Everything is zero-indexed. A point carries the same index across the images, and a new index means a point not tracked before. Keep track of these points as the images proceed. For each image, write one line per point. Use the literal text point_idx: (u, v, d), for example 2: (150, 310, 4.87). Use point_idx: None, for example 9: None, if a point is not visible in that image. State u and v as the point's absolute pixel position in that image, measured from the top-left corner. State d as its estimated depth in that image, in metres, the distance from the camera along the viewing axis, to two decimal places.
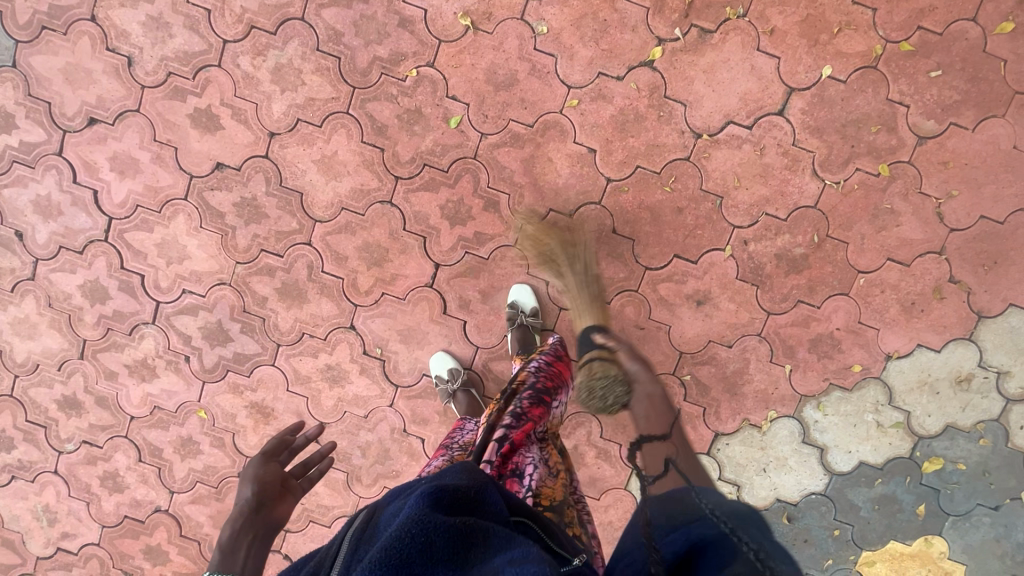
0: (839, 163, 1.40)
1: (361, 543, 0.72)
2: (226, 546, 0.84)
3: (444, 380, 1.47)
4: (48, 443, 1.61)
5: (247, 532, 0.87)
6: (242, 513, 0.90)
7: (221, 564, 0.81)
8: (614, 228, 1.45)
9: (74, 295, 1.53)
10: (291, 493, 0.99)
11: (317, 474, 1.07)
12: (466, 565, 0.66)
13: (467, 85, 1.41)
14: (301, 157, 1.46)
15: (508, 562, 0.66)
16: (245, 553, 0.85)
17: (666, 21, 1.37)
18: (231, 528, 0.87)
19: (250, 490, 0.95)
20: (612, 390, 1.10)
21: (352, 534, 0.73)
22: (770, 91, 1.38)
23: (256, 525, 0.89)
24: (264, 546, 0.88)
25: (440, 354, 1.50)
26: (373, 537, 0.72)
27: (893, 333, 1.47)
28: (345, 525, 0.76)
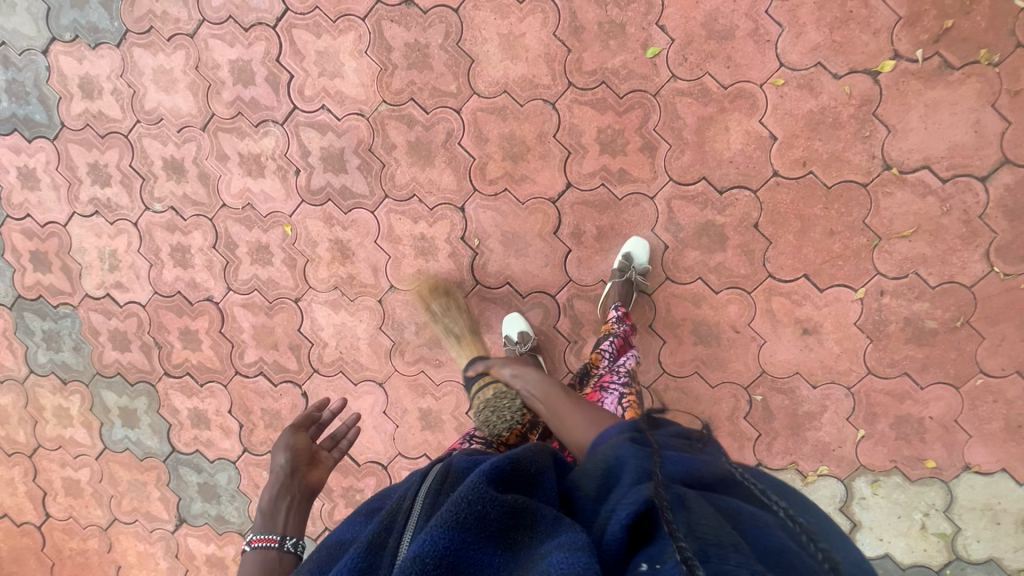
0: (1017, 256, 1.30)
1: (436, 510, 0.71)
2: (265, 509, 0.96)
3: (514, 342, 1.45)
4: (140, 195, 1.63)
5: (286, 495, 0.99)
6: (279, 477, 1.01)
7: (264, 522, 0.94)
8: (757, 223, 1.38)
9: (222, 68, 1.53)
10: (320, 464, 1.08)
11: (347, 445, 1.14)
12: (512, 547, 0.64)
13: (682, 20, 1.34)
14: (488, 25, 1.41)
15: (552, 546, 0.61)
16: (286, 509, 0.97)
17: (913, 38, 1.27)
18: (272, 490, 0.98)
19: (284, 458, 1.04)
20: (499, 409, 1.10)
21: (428, 494, 0.73)
22: (984, 153, 1.28)
23: (292, 488, 1.00)
24: (301, 509, 0.99)
25: (514, 315, 1.48)
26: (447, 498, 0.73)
27: (983, 446, 1.38)
28: (420, 477, 0.78)
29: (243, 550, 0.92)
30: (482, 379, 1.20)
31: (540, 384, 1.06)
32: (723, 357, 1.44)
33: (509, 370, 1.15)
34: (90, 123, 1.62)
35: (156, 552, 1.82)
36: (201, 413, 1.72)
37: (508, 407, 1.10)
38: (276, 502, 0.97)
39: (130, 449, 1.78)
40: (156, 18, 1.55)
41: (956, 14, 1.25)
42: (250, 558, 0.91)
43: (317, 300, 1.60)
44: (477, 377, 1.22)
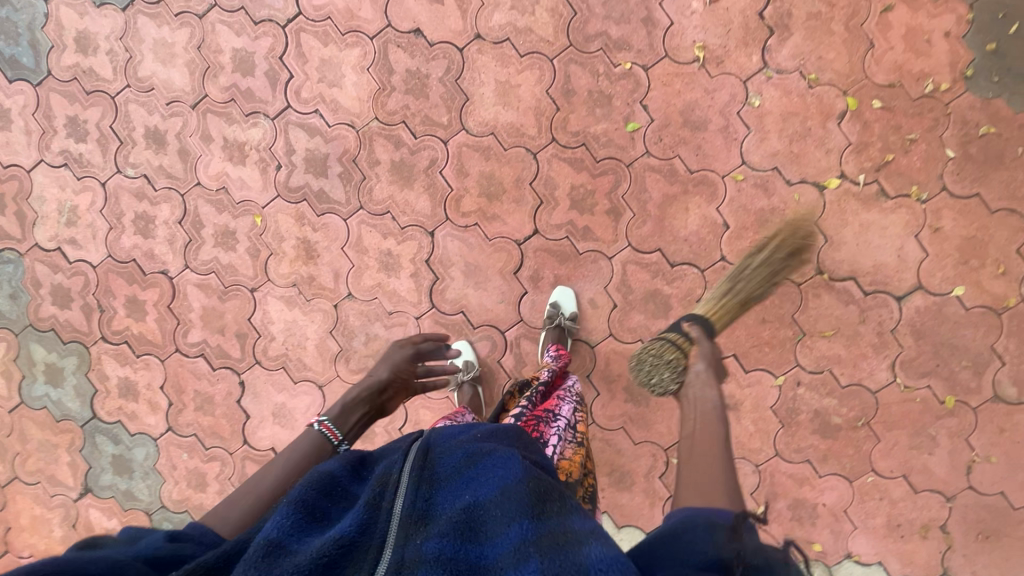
0: (917, 372, 1.45)
1: (426, 483, 0.77)
2: (347, 405, 1.08)
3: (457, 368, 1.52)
4: (114, 157, 1.62)
5: (362, 406, 1.11)
6: (368, 386, 1.15)
7: (337, 416, 1.05)
8: (700, 299, 1.48)
9: (224, 54, 1.55)
10: (407, 392, 1.24)
11: (431, 386, 1.33)
12: (540, 515, 0.70)
13: (663, 104, 1.45)
14: (488, 70, 1.49)
15: (581, 529, 0.69)
16: (356, 418, 1.08)
17: (858, 164, 1.41)
18: (348, 399, 1.10)
19: (386, 372, 1.21)
20: (660, 370, 1.13)
21: (415, 467, 0.79)
22: (902, 275, 1.43)
23: (371, 402, 1.13)
24: (367, 421, 1.12)
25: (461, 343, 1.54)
26: (441, 466, 0.80)
27: (865, 539, 1.50)
28: (405, 451, 0.83)
29: (309, 425, 1.01)
30: (677, 340, 1.12)
31: (708, 401, 0.97)
32: (650, 417, 1.53)
33: (702, 365, 1.05)
34: (78, 78, 1.61)
35: (52, 518, 1.75)
36: (130, 384, 1.69)
37: (670, 375, 1.09)
38: (353, 406, 1.09)
39: (47, 408, 1.72)
40: None
41: (897, 150, 1.40)
42: (312, 435, 0.98)
43: (274, 294, 1.61)
44: (680, 334, 1.13)
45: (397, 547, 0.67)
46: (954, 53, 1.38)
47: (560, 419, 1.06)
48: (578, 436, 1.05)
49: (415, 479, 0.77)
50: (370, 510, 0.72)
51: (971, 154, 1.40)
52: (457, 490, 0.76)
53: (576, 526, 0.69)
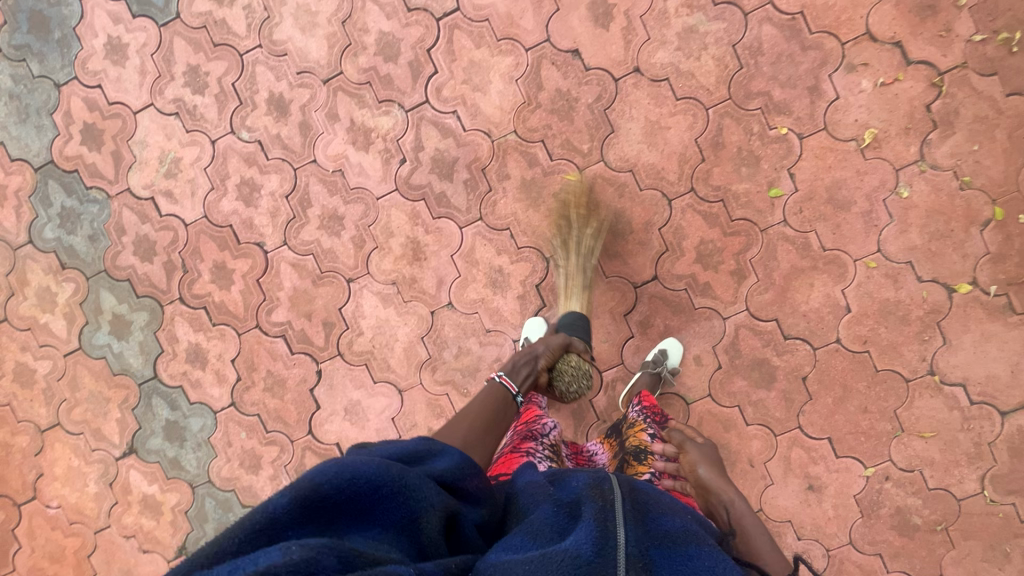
0: (1005, 488, 1.45)
1: (640, 525, 0.72)
2: (511, 369, 1.24)
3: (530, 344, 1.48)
4: (230, 117, 1.55)
5: (527, 364, 1.28)
6: (525, 354, 1.29)
7: (509, 370, 1.24)
8: (806, 377, 1.47)
9: (369, 34, 1.49)
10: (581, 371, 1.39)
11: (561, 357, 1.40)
12: None
13: (811, 177, 1.42)
14: (639, 107, 1.45)
15: None
16: (523, 376, 1.25)
17: (992, 274, 1.41)
18: (511, 364, 1.25)
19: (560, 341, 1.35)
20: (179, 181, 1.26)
21: (628, 504, 0.74)
22: (1011, 392, 1.43)
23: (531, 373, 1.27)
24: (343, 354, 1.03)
25: (534, 319, 1.50)
26: (650, 515, 0.76)
27: None
28: (606, 483, 0.78)
29: None
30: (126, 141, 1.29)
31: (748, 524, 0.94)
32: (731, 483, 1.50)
33: None
34: (208, 27, 1.54)
35: (89, 473, 1.68)
36: (200, 352, 1.62)
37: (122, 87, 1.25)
38: None
39: (106, 359, 1.65)
40: None
41: None
42: None
43: (370, 288, 1.56)
44: None
45: None
46: None
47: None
48: None
49: (634, 518, 0.72)
50: (601, 530, 0.67)
51: None
52: (679, 553, 0.69)
53: None
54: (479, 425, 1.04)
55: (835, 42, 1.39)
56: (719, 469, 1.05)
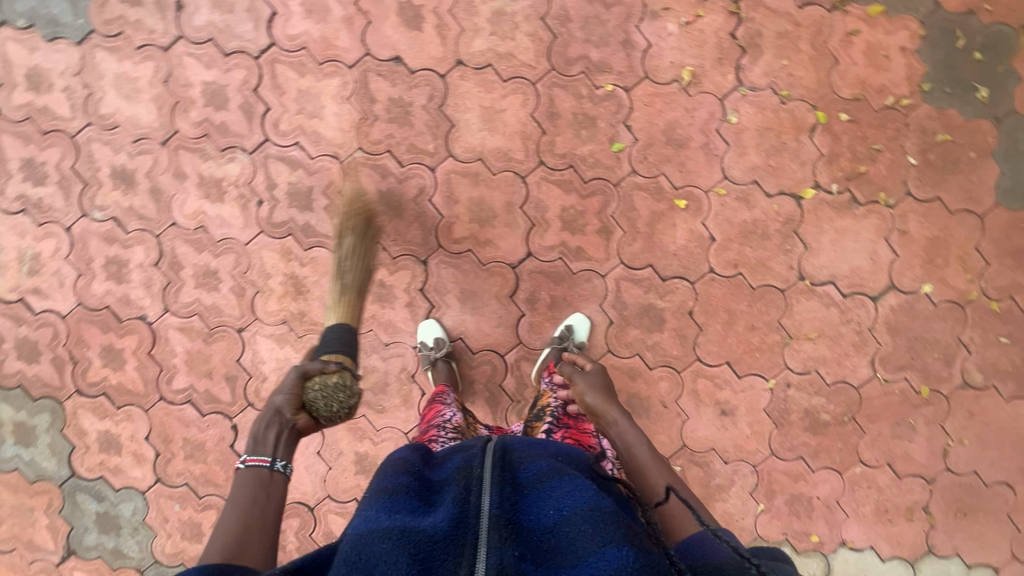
0: (894, 366, 1.54)
1: (509, 485, 0.79)
2: (256, 436, 0.96)
3: (428, 346, 1.50)
4: (79, 200, 1.54)
5: (271, 429, 0.98)
6: (269, 414, 1.01)
7: (253, 446, 0.95)
8: (692, 311, 1.53)
9: (194, 87, 1.50)
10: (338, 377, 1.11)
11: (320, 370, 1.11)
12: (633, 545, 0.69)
13: (646, 124, 1.49)
14: (471, 96, 1.49)
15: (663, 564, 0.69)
16: (273, 440, 0.97)
17: (830, 174, 1.49)
18: (260, 421, 0.99)
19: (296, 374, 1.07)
20: None
21: (498, 470, 0.81)
22: (876, 277, 1.52)
23: (283, 426, 1.00)
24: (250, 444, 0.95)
25: (428, 321, 1.53)
26: (521, 472, 0.83)
27: (857, 526, 1.59)
28: (482, 457, 0.85)
29: None
30: None
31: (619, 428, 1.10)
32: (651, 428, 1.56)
33: None
34: (33, 117, 1.52)
35: None
36: (112, 438, 1.60)
37: None
38: None
39: (18, 469, 1.61)
40: (129, 25, 1.50)
41: (865, 160, 1.49)
42: None
43: (263, 333, 1.56)
44: None
45: (490, 550, 0.67)
46: (908, 67, 1.48)
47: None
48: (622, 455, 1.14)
49: (501, 482, 0.79)
50: (461, 505, 0.74)
51: (931, 160, 1.49)
52: (543, 501, 0.77)
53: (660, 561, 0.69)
54: (236, 538, 0.81)
55: None
56: (607, 392, 1.19)
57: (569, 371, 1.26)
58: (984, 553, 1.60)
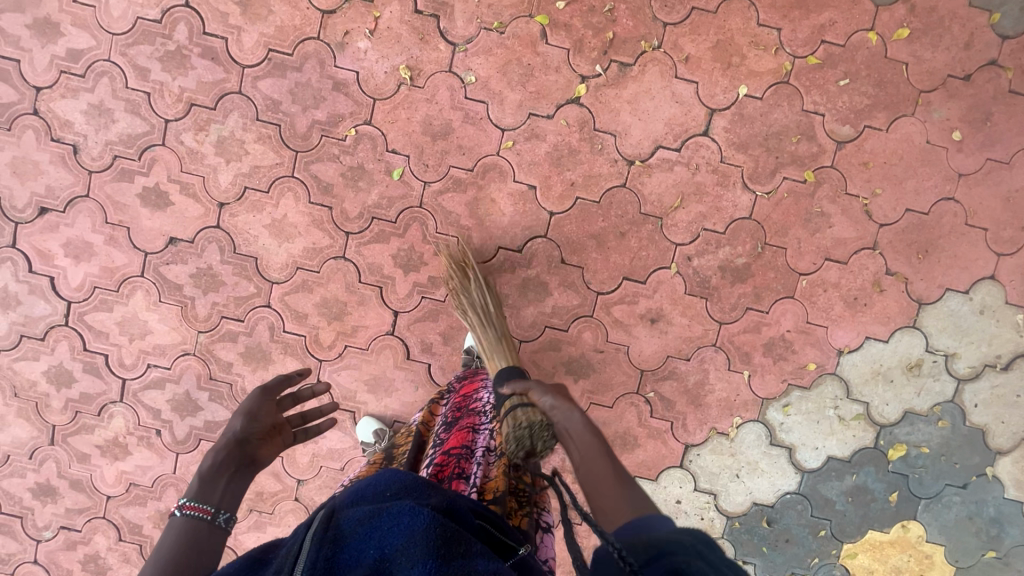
0: (767, 175, 1.46)
1: (329, 542, 0.67)
2: (206, 475, 0.91)
3: (371, 444, 1.49)
4: (26, 533, 1.59)
5: (229, 467, 0.95)
6: (229, 443, 0.99)
7: (200, 490, 0.89)
8: (563, 258, 1.49)
9: (40, 382, 1.53)
10: (279, 437, 1.08)
11: (315, 430, 1.15)
12: (444, 557, 0.66)
13: (405, 138, 1.46)
14: (252, 224, 1.48)
15: (485, 565, 0.68)
16: (225, 483, 0.92)
17: (587, 59, 1.43)
18: (215, 456, 0.95)
19: (240, 422, 1.04)
20: None
21: (317, 530, 0.68)
22: (693, 114, 1.45)
23: (237, 461, 0.97)
24: (239, 481, 0.95)
25: (364, 419, 1.52)
26: (343, 518, 0.72)
27: (842, 329, 1.52)
28: (304, 526, 0.71)
29: None
30: None
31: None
32: (605, 377, 1.53)
33: None
34: None
35: None
36: None
37: None
38: None
39: None
40: None
41: (608, 26, 1.43)
42: None
43: (241, 531, 1.58)
44: None
45: None
46: None
47: (475, 445, 1.03)
48: (500, 453, 1.04)
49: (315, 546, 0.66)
50: None
51: None
52: (365, 541, 0.68)
53: (480, 564, 0.68)
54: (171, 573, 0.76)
55: (313, 41, 1.42)
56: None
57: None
58: (968, 271, 1.51)
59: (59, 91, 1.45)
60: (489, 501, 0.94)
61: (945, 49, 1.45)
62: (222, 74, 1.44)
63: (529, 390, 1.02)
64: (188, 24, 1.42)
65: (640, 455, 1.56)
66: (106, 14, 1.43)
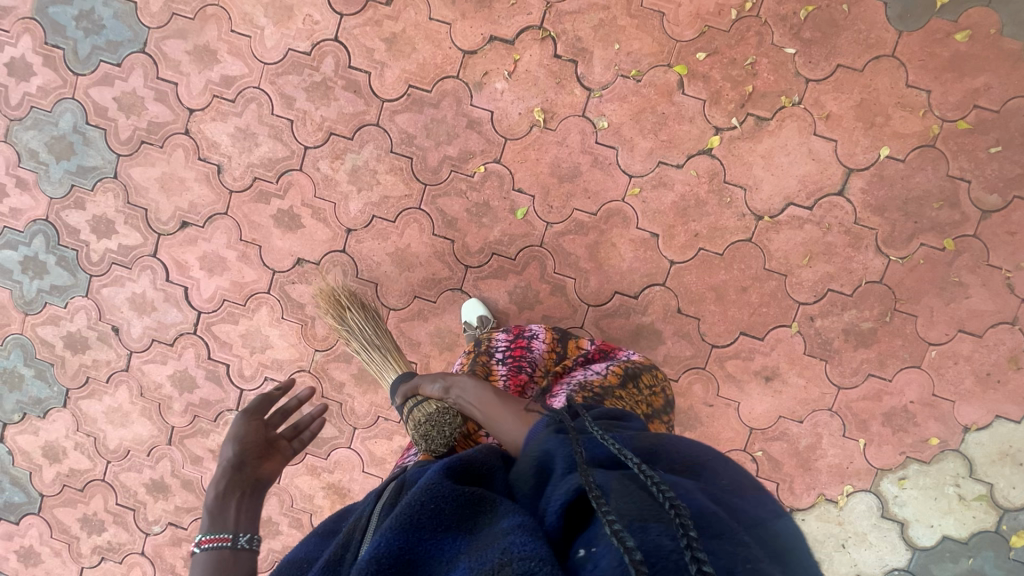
0: (902, 239, 1.42)
1: (388, 520, 0.74)
2: (213, 509, 0.90)
3: (474, 326, 1.46)
4: (136, 525, 1.66)
5: (235, 490, 0.95)
6: (227, 471, 0.97)
7: (214, 523, 0.87)
8: (679, 308, 1.48)
9: (165, 385, 1.61)
10: (279, 451, 1.09)
11: (309, 437, 1.19)
12: (471, 531, 0.64)
13: (532, 178, 1.48)
14: (376, 251, 1.53)
15: (509, 524, 0.62)
16: (237, 504, 0.92)
17: (723, 111, 1.42)
18: (217, 488, 0.94)
19: (232, 449, 1.03)
20: None
21: (382, 508, 0.77)
22: (829, 172, 1.42)
23: (242, 483, 0.96)
24: (252, 501, 0.95)
25: (473, 300, 1.49)
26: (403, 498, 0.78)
27: (971, 405, 1.45)
28: (373, 499, 0.81)
29: None
30: None
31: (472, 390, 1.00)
32: (712, 432, 1.50)
33: None
34: (67, 482, 1.67)
35: None
36: None
37: None
38: None
39: None
40: (89, 368, 1.63)
41: (747, 80, 1.41)
42: None
43: None
44: None
45: None
46: None
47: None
48: None
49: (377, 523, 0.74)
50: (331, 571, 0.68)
51: (809, 39, 1.40)
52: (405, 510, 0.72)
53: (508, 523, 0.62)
54: None
55: (452, 79, 1.47)
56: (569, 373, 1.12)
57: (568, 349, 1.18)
58: None
59: (210, 113, 1.53)
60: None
61: None
62: (363, 107, 1.50)
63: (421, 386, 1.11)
64: (336, 57, 1.49)
65: None
66: (260, 44, 1.51)
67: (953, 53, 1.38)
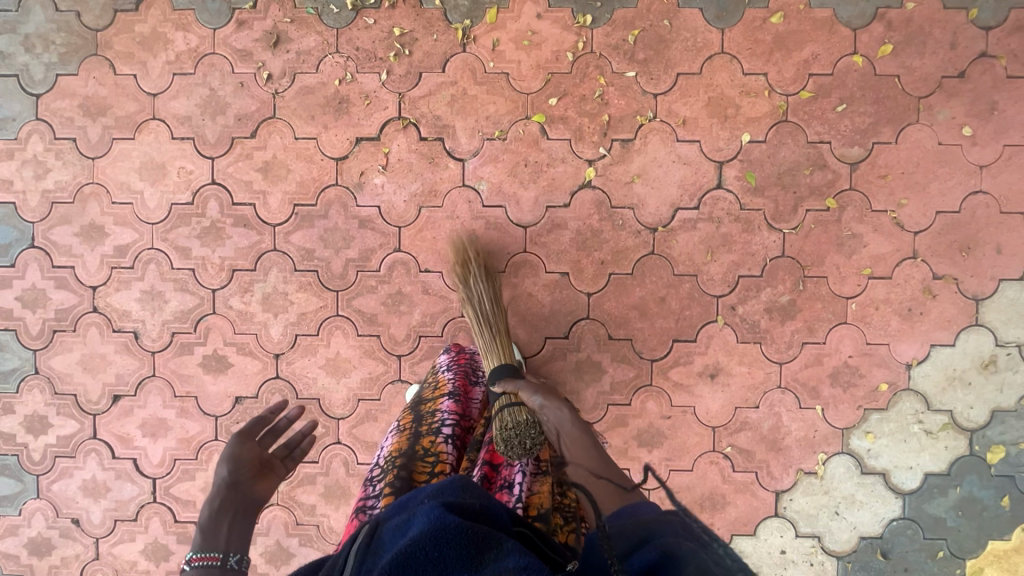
0: (789, 211, 1.48)
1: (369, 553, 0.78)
2: (207, 527, 0.94)
3: None
4: None
5: (229, 511, 0.98)
6: (221, 490, 1.00)
7: (205, 540, 0.92)
8: (610, 334, 1.51)
9: (139, 560, 1.58)
10: (273, 471, 1.09)
11: (302, 454, 1.16)
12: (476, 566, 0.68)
13: (435, 256, 1.52)
14: (309, 367, 1.54)
15: (515, 563, 0.67)
16: (229, 528, 0.96)
17: (590, 144, 1.50)
18: (212, 506, 0.97)
19: (227, 469, 1.04)
20: None
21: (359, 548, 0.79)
22: (703, 171, 1.49)
23: (237, 502, 0.99)
24: (245, 522, 0.98)
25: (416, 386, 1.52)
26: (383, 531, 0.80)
27: (904, 343, 1.50)
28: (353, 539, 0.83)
29: None
30: None
31: (561, 421, 1.13)
32: (679, 443, 1.52)
33: None
34: None
35: None
36: None
37: None
38: None
39: None
40: (59, 567, 1.59)
41: (601, 110, 1.49)
42: None
43: None
44: None
45: None
46: (556, 22, 1.50)
47: (519, 452, 1.09)
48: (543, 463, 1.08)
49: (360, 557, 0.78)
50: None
51: (644, 59, 1.49)
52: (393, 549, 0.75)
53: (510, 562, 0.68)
54: None
55: (332, 187, 1.52)
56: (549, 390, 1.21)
57: (507, 388, 1.22)
58: (1018, 257, 1.48)
59: (113, 285, 1.56)
60: (532, 516, 0.98)
61: (932, 54, 1.47)
62: (257, 237, 1.53)
63: (518, 392, 1.20)
64: (218, 199, 1.54)
65: (733, 511, 1.53)
66: (143, 207, 1.55)
67: (775, 35, 1.48)
